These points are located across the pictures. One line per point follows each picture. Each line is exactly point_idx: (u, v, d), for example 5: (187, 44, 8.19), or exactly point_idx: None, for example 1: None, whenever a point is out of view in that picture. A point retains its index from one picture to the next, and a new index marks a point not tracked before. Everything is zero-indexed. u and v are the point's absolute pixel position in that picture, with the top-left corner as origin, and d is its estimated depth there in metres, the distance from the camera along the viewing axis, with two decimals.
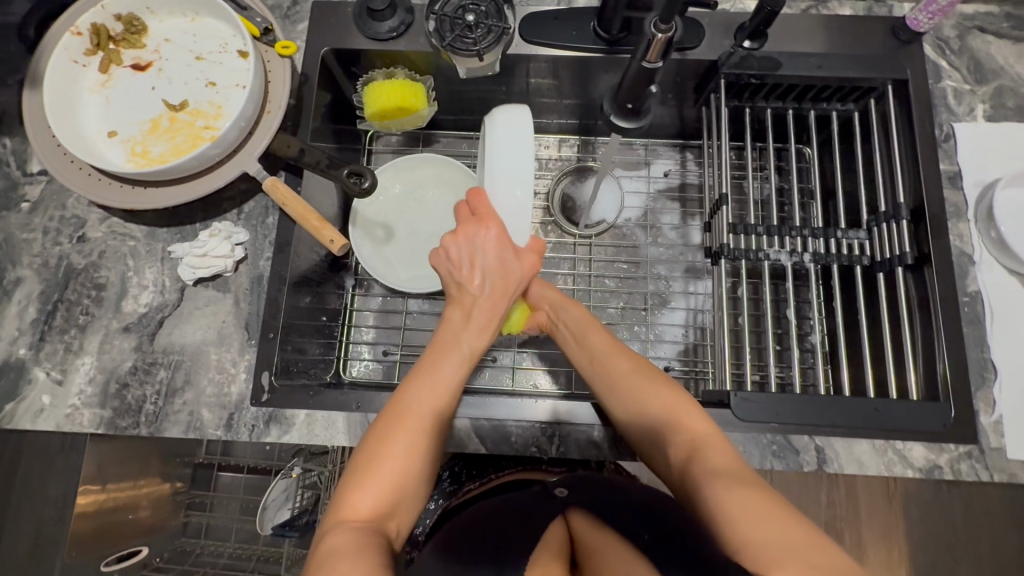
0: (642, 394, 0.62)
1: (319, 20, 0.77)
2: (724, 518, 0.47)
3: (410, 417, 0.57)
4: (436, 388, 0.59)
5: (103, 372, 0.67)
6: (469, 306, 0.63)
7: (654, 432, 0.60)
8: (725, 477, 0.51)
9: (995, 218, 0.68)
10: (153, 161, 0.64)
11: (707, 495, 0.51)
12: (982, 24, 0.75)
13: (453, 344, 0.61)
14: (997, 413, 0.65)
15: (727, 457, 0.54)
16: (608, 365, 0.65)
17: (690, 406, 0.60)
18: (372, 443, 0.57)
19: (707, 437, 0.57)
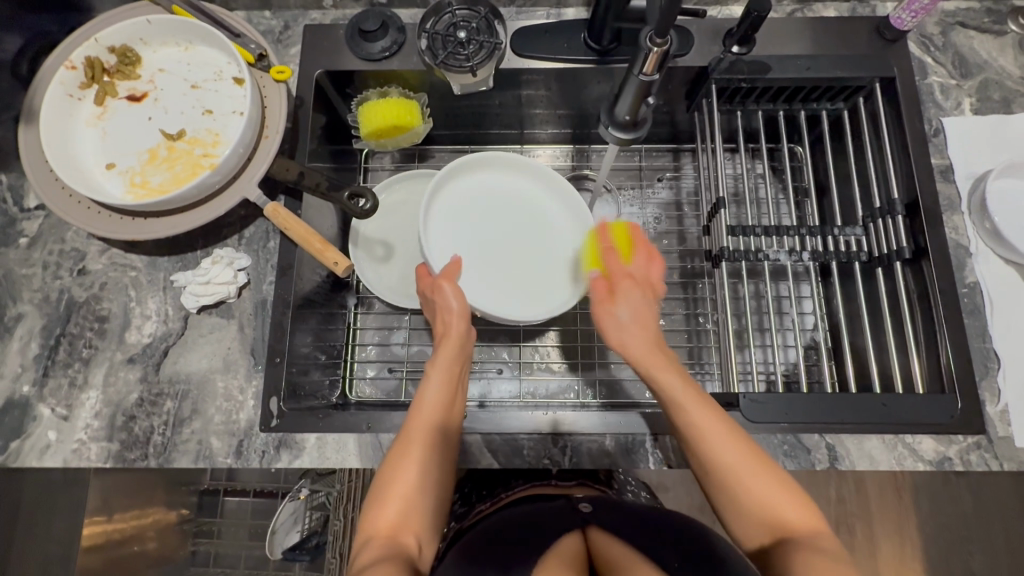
0: (743, 477, 0.54)
1: (312, 43, 0.77)
2: None
3: (412, 435, 0.58)
4: (432, 402, 0.59)
5: (109, 405, 0.67)
6: (453, 336, 0.63)
7: (748, 511, 0.54)
8: (823, 557, 0.49)
9: (988, 209, 0.69)
10: (153, 191, 0.64)
11: (794, 573, 0.49)
12: (964, 20, 0.77)
13: (445, 359, 0.62)
14: (1003, 402, 0.65)
15: (830, 543, 0.51)
16: (707, 441, 0.56)
17: (788, 482, 0.54)
18: (385, 463, 0.58)
19: (808, 522, 0.52)
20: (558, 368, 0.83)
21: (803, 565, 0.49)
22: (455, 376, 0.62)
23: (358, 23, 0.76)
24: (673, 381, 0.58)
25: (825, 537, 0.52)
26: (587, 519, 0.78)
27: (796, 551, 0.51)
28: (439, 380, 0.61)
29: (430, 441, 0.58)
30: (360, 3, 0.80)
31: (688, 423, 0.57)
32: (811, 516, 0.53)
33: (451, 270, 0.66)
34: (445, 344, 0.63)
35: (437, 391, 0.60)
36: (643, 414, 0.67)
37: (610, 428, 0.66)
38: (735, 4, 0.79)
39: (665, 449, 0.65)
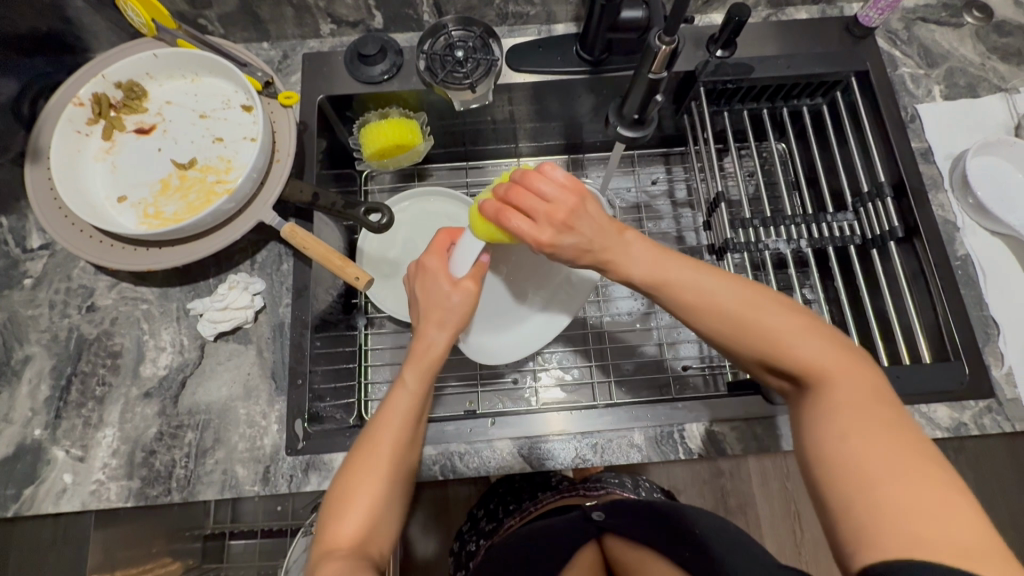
0: (709, 287, 0.53)
1: (312, 69, 0.79)
2: (833, 463, 0.45)
3: (379, 447, 0.54)
4: (402, 416, 0.56)
5: (128, 442, 0.65)
6: (422, 349, 0.57)
7: (757, 349, 0.51)
8: (847, 414, 0.46)
9: (970, 185, 0.73)
10: (167, 221, 0.64)
11: (817, 436, 0.47)
12: (924, 15, 0.83)
13: (420, 371, 0.57)
14: (1006, 364, 0.68)
15: (851, 388, 0.47)
16: (704, 295, 0.53)
17: (807, 335, 0.50)
18: (343, 476, 0.54)
19: (829, 366, 0.48)
20: (571, 371, 0.83)
21: (819, 416, 0.48)
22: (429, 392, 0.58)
23: (357, 47, 0.78)
24: (632, 251, 0.55)
25: (844, 376, 0.48)
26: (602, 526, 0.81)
27: (814, 397, 0.49)
28: (416, 392, 0.56)
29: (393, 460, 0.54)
30: (356, 29, 0.82)
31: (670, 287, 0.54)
32: (826, 355, 0.49)
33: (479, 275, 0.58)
34: (427, 354, 0.57)
35: (410, 406, 0.56)
36: (669, 404, 0.67)
37: (637, 422, 0.67)
38: (714, 11, 0.84)
39: (693, 438, 0.66)
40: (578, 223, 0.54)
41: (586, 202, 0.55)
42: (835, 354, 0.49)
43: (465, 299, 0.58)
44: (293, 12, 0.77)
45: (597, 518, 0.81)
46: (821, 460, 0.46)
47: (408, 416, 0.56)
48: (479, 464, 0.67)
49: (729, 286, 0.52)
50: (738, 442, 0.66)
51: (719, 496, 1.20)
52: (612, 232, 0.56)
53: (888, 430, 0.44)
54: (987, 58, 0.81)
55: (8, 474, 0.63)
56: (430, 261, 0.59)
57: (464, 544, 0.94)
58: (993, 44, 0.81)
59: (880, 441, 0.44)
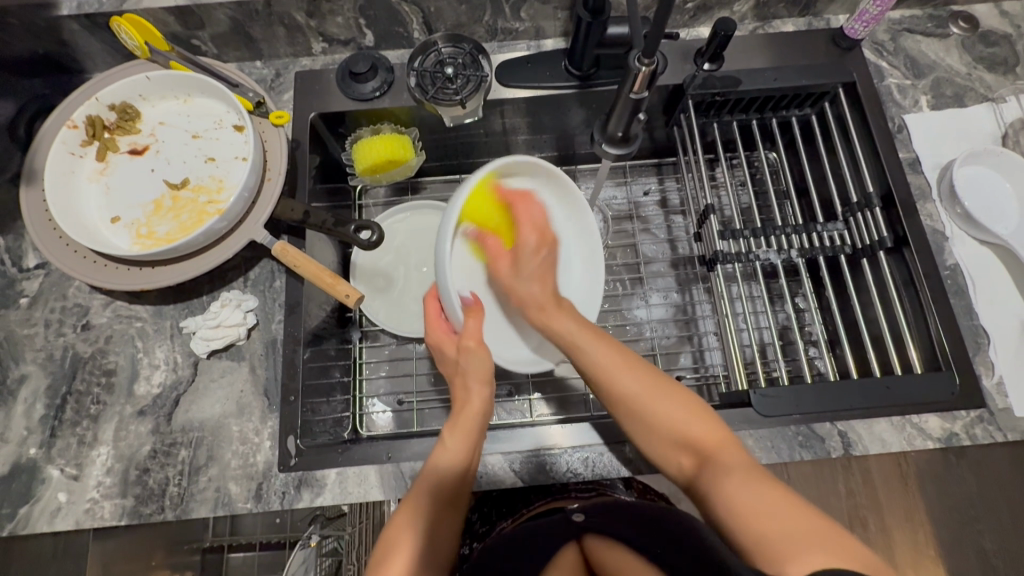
0: (614, 374, 0.62)
1: (304, 87, 0.80)
2: (733, 509, 0.51)
3: (421, 497, 0.59)
4: (446, 470, 0.60)
5: (122, 460, 0.65)
6: (468, 409, 0.64)
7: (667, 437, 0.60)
8: (740, 474, 0.54)
9: (957, 195, 0.73)
10: (160, 241, 0.65)
11: (715, 490, 0.54)
12: (910, 26, 0.84)
13: (463, 430, 0.62)
14: (998, 374, 0.68)
15: (737, 456, 0.56)
16: (610, 377, 0.63)
17: (695, 411, 0.60)
18: (397, 520, 0.59)
19: (720, 440, 0.58)
20: (565, 383, 0.83)
21: (718, 477, 0.54)
22: (474, 442, 0.62)
23: (348, 65, 0.79)
24: (566, 319, 0.66)
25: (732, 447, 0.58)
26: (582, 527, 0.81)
27: (708, 466, 0.56)
28: (458, 450, 0.61)
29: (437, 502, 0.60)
30: (347, 47, 0.83)
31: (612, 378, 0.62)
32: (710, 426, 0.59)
33: (476, 329, 0.65)
34: (467, 406, 0.64)
35: (452, 461, 0.61)
36: None
37: (628, 435, 0.67)
38: (701, 25, 0.84)
39: None
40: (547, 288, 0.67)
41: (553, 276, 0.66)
42: (722, 429, 0.59)
43: (473, 356, 0.65)
44: (285, 32, 0.78)
45: (579, 520, 0.82)
46: (733, 516, 0.51)
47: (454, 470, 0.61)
48: (471, 479, 0.67)
49: (628, 371, 0.62)
50: None
51: None
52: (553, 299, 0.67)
53: (766, 483, 0.52)
54: (973, 68, 0.81)
55: (3, 493, 0.64)
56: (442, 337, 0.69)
57: (458, 547, 0.91)
58: (979, 54, 0.82)
59: (766, 492, 0.51)
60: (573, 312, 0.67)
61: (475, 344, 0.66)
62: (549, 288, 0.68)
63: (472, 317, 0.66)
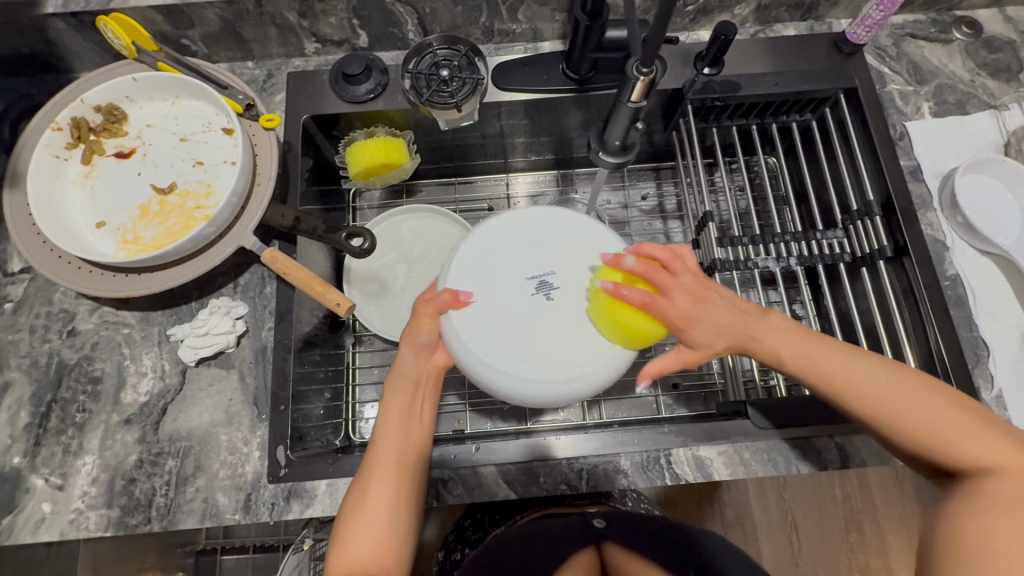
0: (857, 387, 0.53)
1: (295, 89, 0.79)
2: (985, 552, 0.45)
3: (374, 464, 0.59)
4: (388, 440, 0.60)
5: (107, 470, 0.64)
6: (398, 382, 0.63)
7: (920, 443, 0.51)
8: (999, 510, 0.46)
9: (959, 204, 0.72)
10: (147, 247, 0.63)
11: (972, 523, 0.47)
12: (912, 31, 0.82)
13: (396, 401, 0.62)
14: (997, 387, 0.67)
15: (1014, 480, 0.48)
16: (854, 392, 0.53)
17: (953, 422, 0.51)
18: (353, 497, 0.58)
19: (988, 455, 0.49)
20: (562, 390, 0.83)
21: (974, 509, 0.48)
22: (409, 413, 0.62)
23: (341, 67, 0.78)
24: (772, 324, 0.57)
25: (1004, 467, 0.49)
26: (602, 534, 0.85)
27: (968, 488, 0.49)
28: (392, 420, 0.61)
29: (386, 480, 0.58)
30: (341, 48, 0.81)
31: (819, 370, 0.55)
32: (969, 426, 0.50)
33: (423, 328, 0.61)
34: (397, 379, 0.63)
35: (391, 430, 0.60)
36: (667, 430, 0.66)
37: (624, 446, 0.66)
38: (702, 28, 0.83)
39: (679, 464, 0.66)
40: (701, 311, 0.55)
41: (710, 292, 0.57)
42: (991, 444, 0.49)
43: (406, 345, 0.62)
44: (277, 32, 0.77)
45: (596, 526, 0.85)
46: (970, 548, 0.46)
47: (395, 444, 0.60)
48: (463, 491, 0.66)
49: (883, 381, 0.52)
50: (725, 468, 0.65)
51: (715, 507, 1.19)
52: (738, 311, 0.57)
53: None
54: (976, 75, 0.80)
55: None
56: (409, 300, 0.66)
57: (449, 553, 0.88)
58: (982, 61, 0.81)
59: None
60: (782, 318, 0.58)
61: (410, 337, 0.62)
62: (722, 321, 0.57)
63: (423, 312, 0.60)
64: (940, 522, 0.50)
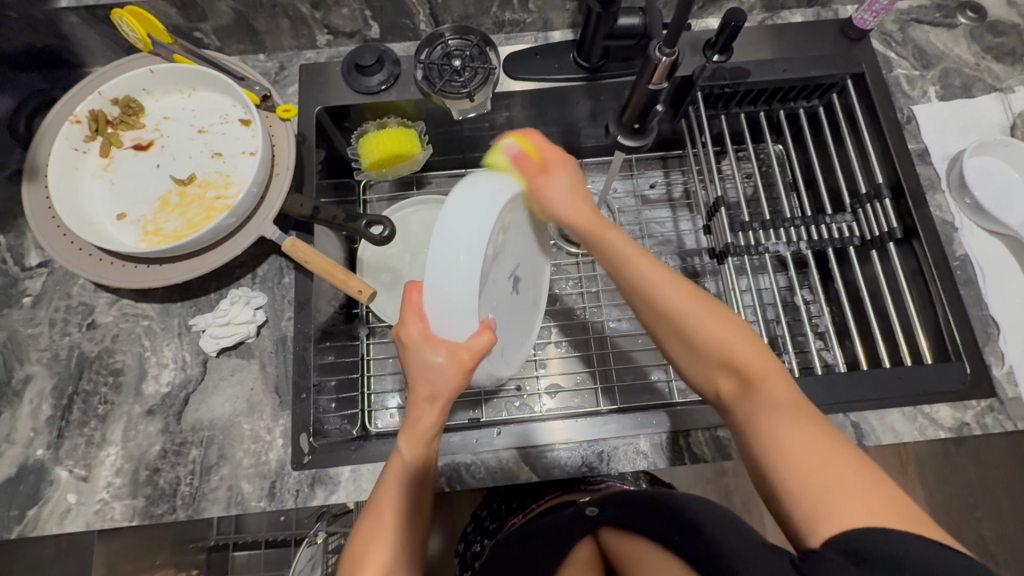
0: (657, 288, 0.57)
1: (308, 81, 0.79)
2: (773, 460, 0.48)
3: (383, 514, 0.55)
4: (400, 479, 0.56)
5: (132, 460, 0.64)
6: (417, 421, 0.56)
7: (701, 355, 0.55)
8: (781, 410, 0.50)
9: (967, 185, 0.73)
10: (168, 238, 0.63)
11: (767, 429, 0.49)
12: (917, 16, 0.83)
13: (416, 440, 0.56)
14: (1008, 364, 0.68)
15: (783, 386, 0.51)
16: (657, 294, 0.57)
17: (738, 341, 0.53)
18: (361, 538, 0.54)
19: (765, 364, 0.52)
20: (576, 377, 0.84)
21: (760, 410, 0.51)
22: (428, 450, 0.57)
23: (354, 58, 0.78)
24: (617, 233, 0.61)
25: (781, 377, 0.52)
26: (596, 521, 0.75)
27: (750, 394, 0.52)
28: (410, 457, 0.56)
29: (399, 521, 0.55)
30: (352, 40, 0.82)
31: (633, 277, 0.58)
32: (765, 360, 0.52)
33: (480, 349, 0.50)
34: (418, 423, 0.55)
35: (407, 468, 0.56)
36: (686, 411, 0.67)
37: (642, 428, 0.67)
38: (710, 16, 0.84)
39: (698, 444, 0.66)
40: (546, 187, 0.62)
41: (576, 180, 0.64)
42: (767, 355, 0.53)
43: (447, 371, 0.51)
44: (289, 24, 0.77)
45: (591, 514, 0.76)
46: (769, 455, 0.49)
47: (409, 481, 0.56)
48: (486, 474, 0.67)
49: (671, 288, 0.56)
50: None
51: (723, 495, 1.20)
52: (598, 222, 0.62)
53: (817, 425, 0.48)
54: (981, 59, 0.81)
55: (11, 495, 0.63)
56: (413, 335, 0.51)
57: (469, 545, 0.91)
58: (986, 44, 0.82)
59: (816, 436, 0.48)
60: (622, 234, 0.61)
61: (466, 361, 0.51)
62: (582, 204, 0.63)
63: (484, 333, 0.50)
64: (752, 436, 0.51)
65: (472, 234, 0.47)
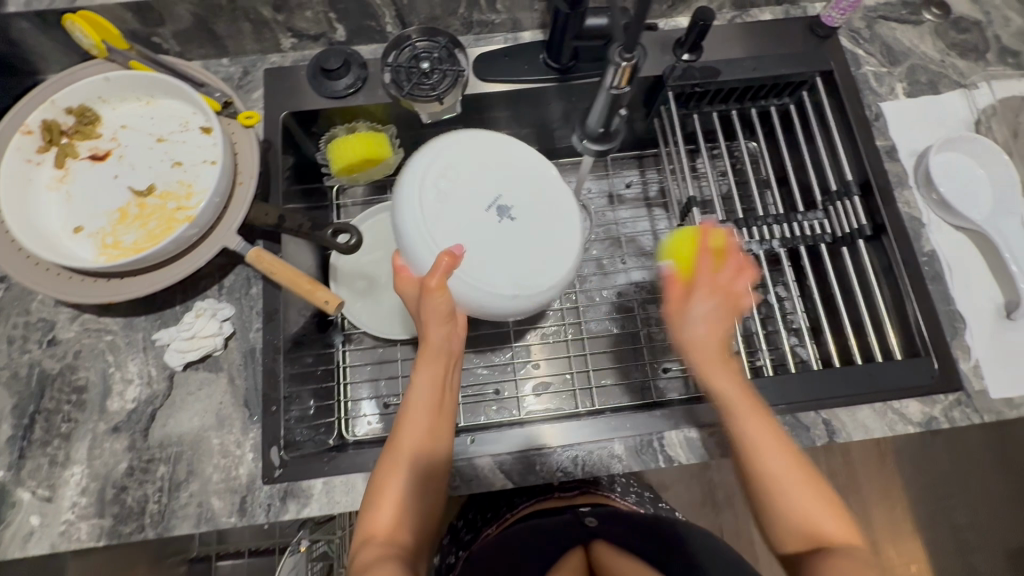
0: (761, 449, 0.53)
1: (273, 86, 0.77)
2: None
3: (402, 444, 0.56)
4: (419, 408, 0.57)
5: (97, 478, 0.63)
6: (431, 346, 0.59)
7: (789, 521, 0.52)
8: (844, 560, 0.49)
9: (933, 181, 0.74)
10: (127, 251, 0.62)
11: None
12: (884, 13, 0.84)
13: (427, 363, 0.58)
14: (974, 357, 0.70)
15: (849, 548, 0.50)
16: (760, 454, 0.53)
17: (818, 498, 0.52)
18: (381, 469, 0.56)
19: (844, 532, 0.51)
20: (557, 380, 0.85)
21: (826, 565, 0.49)
22: (444, 380, 0.59)
23: (320, 62, 0.77)
24: (732, 380, 0.56)
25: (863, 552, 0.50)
26: (592, 532, 0.82)
27: (824, 554, 0.50)
28: (425, 383, 0.58)
29: (418, 453, 0.56)
30: (318, 42, 0.80)
31: (760, 451, 0.53)
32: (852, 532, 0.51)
33: (443, 270, 0.57)
34: (429, 344, 0.58)
35: (422, 397, 0.58)
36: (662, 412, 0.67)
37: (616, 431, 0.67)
38: (680, 15, 0.84)
39: (672, 446, 0.66)
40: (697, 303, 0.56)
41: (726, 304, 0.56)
42: (854, 530, 0.52)
43: (434, 297, 0.58)
44: (251, 27, 0.75)
45: (589, 524, 0.83)
46: None
47: (429, 409, 0.57)
48: (460, 483, 0.66)
49: (782, 452, 0.53)
50: (717, 448, 0.66)
51: (707, 491, 1.21)
52: (717, 362, 0.55)
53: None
54: (946, 55, 0.82)
55: None
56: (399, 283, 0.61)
57: (443, 557, 0.88)
58: (951, 41, 0.82)
59: None
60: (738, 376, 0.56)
61: (437, 286, 0.58)
62: (718, 334, 0.56)
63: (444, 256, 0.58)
64: None
65: (413, 203, 0.65)
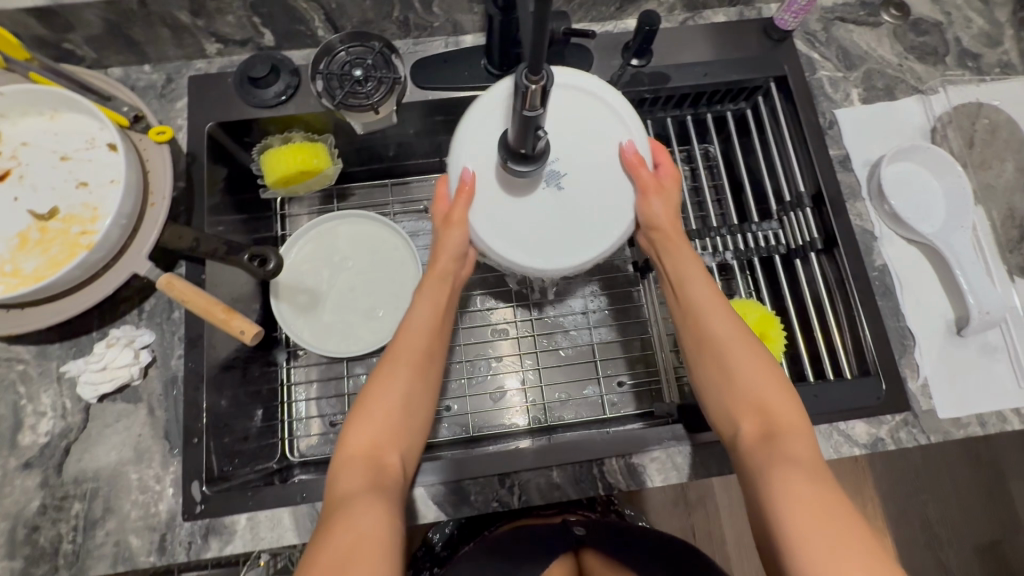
0: (726, 340, 0.57)
1: (197, 96, 0.73)
2: (777, 504, 0.47)
3: (400, 356, 0.59)
4: (417, 327, 0.60)
5: (7, 518, 0.60)
6: (434, 278, 0.62)
7: (741, 402, 0.55)
8: (797, 465, 0.49)
9: (886, 193, 0.72)
10: (27, 279, 0.58)
11: (764, 473, 0.49)
12: (842, 14, 0.81)
13: (430, 291, 0.62)
14: (923, 376, 0.68)
15: (802, 447, 0.51)
16: (712, 321, 0.58)
17: (785, 391, 0.54)
18: (375, 379, 0.58)
19: (796, 421, 0.52)
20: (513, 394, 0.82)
21: (775, 454, 0.50)
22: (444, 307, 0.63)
23: (245, 69, 0.72)
24: (704, 276, 0.60)
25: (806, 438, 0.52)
26: (581, 541, 0.80)
27: (772, 440, 0.51)
28: (425, 307, 0.61)
29: (413, 369, 0.59)
30: (245, 48, 0.75)
31: (710, 326, 0.58)
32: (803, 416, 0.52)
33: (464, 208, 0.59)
34: (434, 268, 0.62)
35: (423, 324, 0.61)
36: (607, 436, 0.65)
37: (554, 458, 0.65)
38: (629, 17, 0.80)
39: (612, 473, 0.65)
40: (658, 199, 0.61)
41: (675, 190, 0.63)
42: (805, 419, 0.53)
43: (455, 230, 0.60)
44: (170, 33, 0.70)
45: (578, 533, 0.80)
46: (765, 501, 0.48)
47: (426, 330, 0.61)
48: None
49: (746, 343, 0.56)
50: (659, 473, 0.65)
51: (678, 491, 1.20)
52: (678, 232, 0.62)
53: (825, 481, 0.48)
54: (904, 59, 0.79)
55: None
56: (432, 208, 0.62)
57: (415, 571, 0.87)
58: (910, 44, 0.79)
59: (808, 480, 0.48)
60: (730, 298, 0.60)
61: (458, 219, 0.59)
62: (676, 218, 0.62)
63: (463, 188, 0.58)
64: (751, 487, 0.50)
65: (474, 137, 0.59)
